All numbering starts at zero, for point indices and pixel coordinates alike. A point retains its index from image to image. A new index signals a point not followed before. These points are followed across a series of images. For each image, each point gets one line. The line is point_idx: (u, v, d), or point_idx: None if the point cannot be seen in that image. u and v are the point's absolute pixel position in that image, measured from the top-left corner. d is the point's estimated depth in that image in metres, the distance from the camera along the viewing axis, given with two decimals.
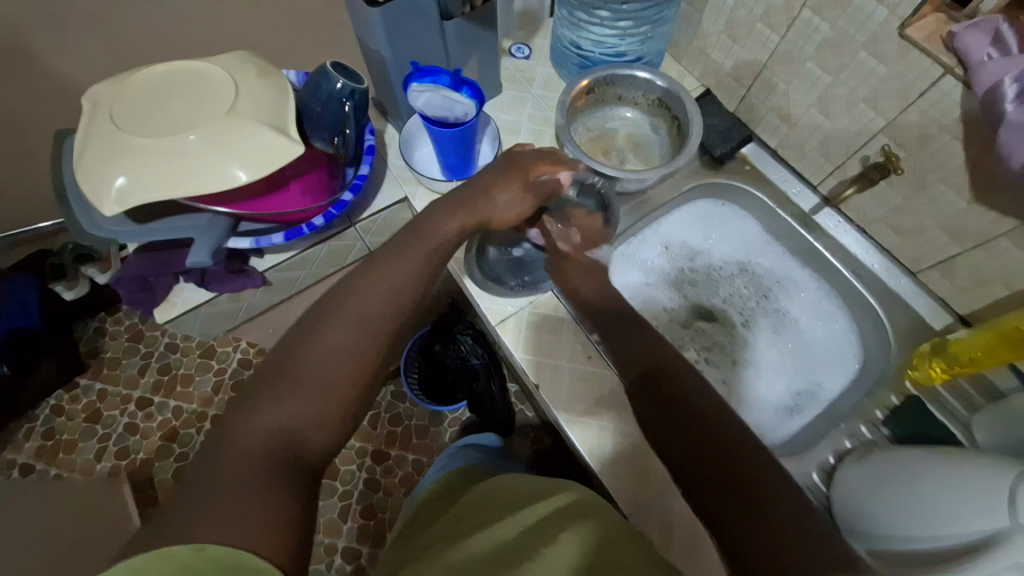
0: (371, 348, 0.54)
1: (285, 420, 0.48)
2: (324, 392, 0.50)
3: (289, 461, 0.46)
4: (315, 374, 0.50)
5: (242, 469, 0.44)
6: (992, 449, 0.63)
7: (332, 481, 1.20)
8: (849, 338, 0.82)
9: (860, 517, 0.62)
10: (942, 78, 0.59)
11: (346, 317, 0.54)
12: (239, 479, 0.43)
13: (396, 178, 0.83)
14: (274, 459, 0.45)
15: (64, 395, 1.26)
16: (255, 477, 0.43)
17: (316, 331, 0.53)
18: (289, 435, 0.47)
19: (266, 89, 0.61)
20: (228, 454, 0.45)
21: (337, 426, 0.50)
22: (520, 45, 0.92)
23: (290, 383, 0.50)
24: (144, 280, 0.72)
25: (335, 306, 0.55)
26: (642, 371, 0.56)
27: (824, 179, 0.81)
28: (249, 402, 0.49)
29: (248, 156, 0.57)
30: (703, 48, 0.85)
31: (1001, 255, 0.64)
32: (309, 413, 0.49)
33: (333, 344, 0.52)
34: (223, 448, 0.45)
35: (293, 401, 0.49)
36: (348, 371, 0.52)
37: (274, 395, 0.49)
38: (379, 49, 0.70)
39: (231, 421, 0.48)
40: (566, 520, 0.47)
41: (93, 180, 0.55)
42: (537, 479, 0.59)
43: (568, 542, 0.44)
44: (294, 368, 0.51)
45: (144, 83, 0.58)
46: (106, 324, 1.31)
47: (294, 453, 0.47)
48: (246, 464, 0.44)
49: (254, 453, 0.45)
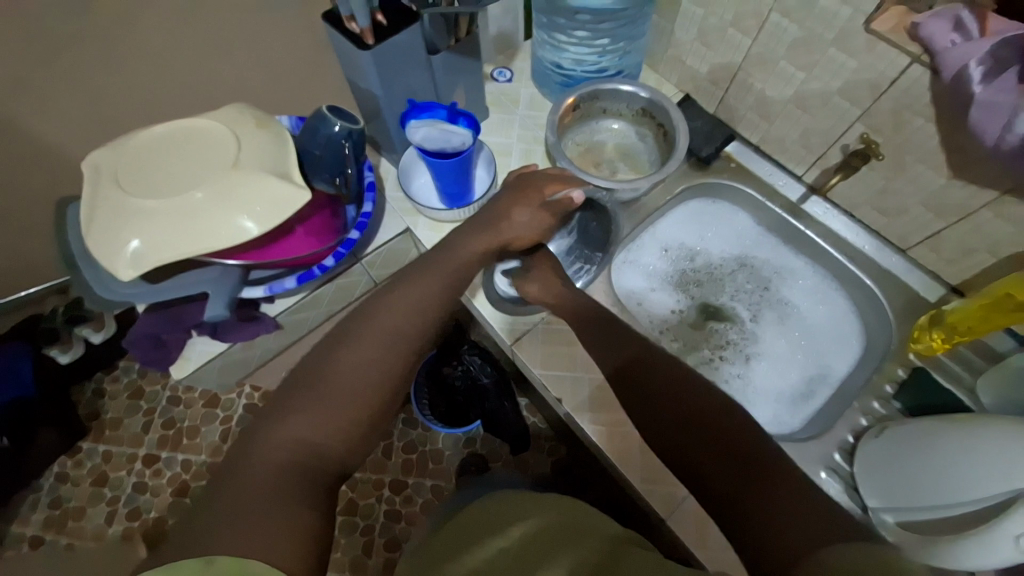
0: (394, 365, 0.55)
1: (308, 433, 0.48)
2: (346, 406, 0.51)
3: (308, 473, 0.47)
4: (338, 389, 0.51)
5: (263, 480, 0.44)
6: (999, 409, 0.65)
7: (352, 517, 1.19)
8: (849, 318, 0.85)
9: (889, 488, 0.63)
10: (910, 66, 0.62)
11: (370, 337, 0.55)
12: (260, 489, 0.44)
13: (397, 210, 0.85)
14: (296, 469, 0.46)
15: (68, 461, 1.23)
16: (275, 487, 0.44)
17: (338, 349, 0.54)
18: (309, 447, 0.48)
19: (267, 139, 0.62)
20: (251, 465, 0.46)
21: (357, 441, 0.51)
22: (501, 69, 0.95)
23: (312, 397, 0.51)
24: (156, 339, 0.72)
25: (357, 326, 0.57)
26: (616, 366, 0.64)
27: (808, 169, 0.84)
28: (272, 415, 0.50)
29: (257, 206, 0.58)
30: (678, 56, 0.88)
31: (984, 225, 0.67)
32: (331, 427, 0.50)
33: (356, 361, 0.54)
34: (246, 460, 0.46)
35: (316, 414, 0.50)
36: (369, 388, 0.52)
37: (296, 408, 0.50)
38: (371, 89, 0.72)
39: (255, 433, 0.49)
40: (555, 545, 0.51)
41: (106, 246, 0.56)
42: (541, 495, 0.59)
43: (560, 563, 0.48)
44: (318, 383, 0.52)
45: (146, 146, 0.59)
46: (104, 383, 1.29)
47: (314, 466, 0.47)
48: (266, 475, 0.45)
49: (275, 463, 0.46)
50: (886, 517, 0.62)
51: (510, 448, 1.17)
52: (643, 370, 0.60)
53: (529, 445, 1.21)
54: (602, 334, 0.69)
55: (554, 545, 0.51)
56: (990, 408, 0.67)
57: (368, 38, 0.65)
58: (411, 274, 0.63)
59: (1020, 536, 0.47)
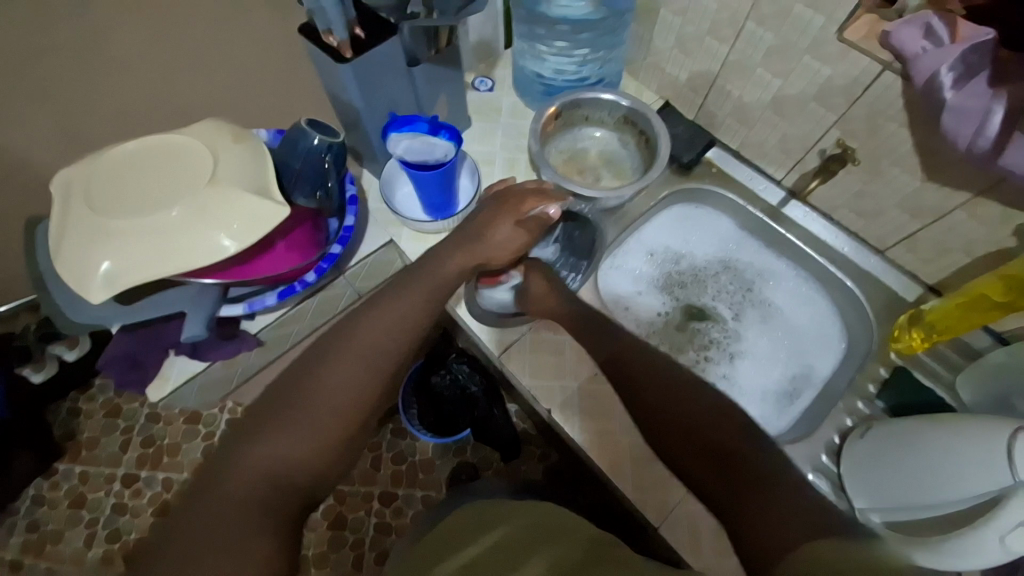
0: (371, 388, 0.54)
1: (279, 459, 0.48)
2: (319, 431, 0.50)
3: (276, 502, 0.46)
4: (311, 413, 0.50)
5: (230, 509, 0.44)
6: (979, 406, 0.67)
7: (342, 532, 1.16)
8: (831, 320, 0.86)
9: (873, 489, 0.64)
10: (883, 73, 0.64)
11: (346, 358, 0.54)
12: (227, 520, 0.43)
13: (380, 222, 0.85)
14: (264, 498, 0.45)
15: (43, 483, 1.18)
16: (242, 518, 0.43)
17: (315, 371, 0.53)
18: (279, 474, 0.47)
19: (244, 154, 0.61)
20: (217, 493, 0.45)
21: (330, 466, 0.50)
22: (483, 77, 0.95)
23: (286, 421, 0.50)
24: (133, 358, 0.71)
25: (334, 346, 0.56)
26: (607, 355, 0.64)
27: (787, 174, 0.86)
28: (243, 439, 0.49)
29: (235, 224, 0.57)
30: (657, 64, 0.89)
31: (958, 226, 0.69)
32: (303, 453, 0.49)
33: (332, 383, 0.53)
34: (214, 487, 0.46)
35: (288, 439, 0.49)
36: (345, 411, 0.52)
37: (268, 432, 0.49)
38: (351, 100, 0.71)
39: (225, 458, 0.48)
40: (541, 541, 0.51)
41: (77, 267, 0.54)
42: (514, 505, 0.59)
43: (541, 558, 0.49)
44: (292, 407, 0.51)
45: (117, 163, 0.57)
46: (80, 403, 1.25)
47: (283, 493, 0.47)
48: (233, 504, 0.44)
49: (243, 492, 0.45)
50: (873, 516, 0.63)
51: (502, 455, 1.16)
52: (638, 381, 0.59)
53: (521, 453, 1.21)
54: (589, 335, 0.68)
55: (535, 540, 0.51)
56: (970, 407, 0.69)
57: (346, 52, 0.64)
58: (396, 288, 0.63)
59: (1005, 535, 0.47)
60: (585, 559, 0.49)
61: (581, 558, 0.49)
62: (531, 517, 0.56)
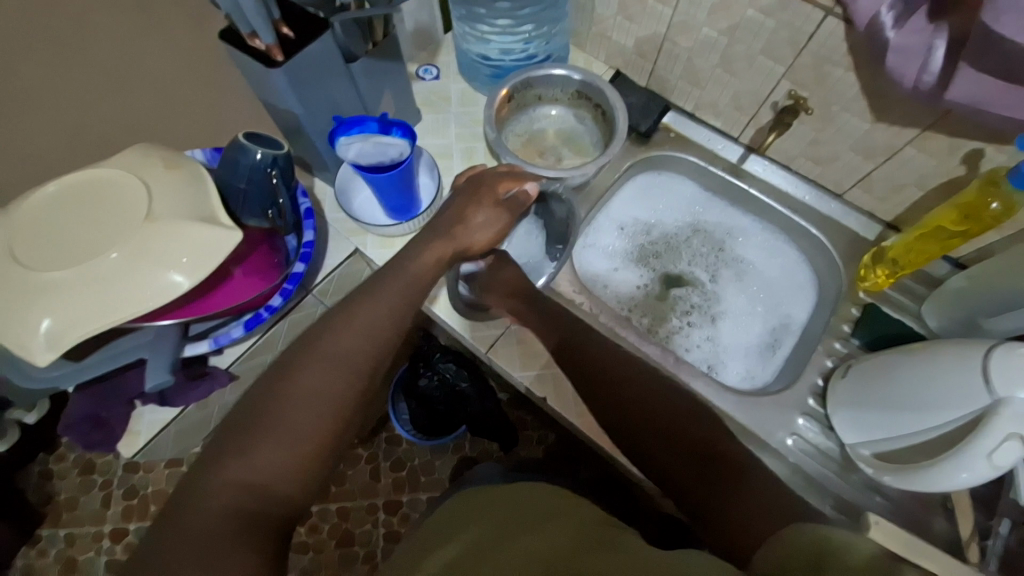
0: (350, 390, 0.52)
1: (254, 474, 0.45)
2: (298, 441, 0.48)
3: (255, 518, 0.44)
4: (287, 423, 0.48)
5: (208, 526, 0.42)
6: (948, 331, 0.71)
7: (351, 548, 1.14)
8: (801, 266, 0.89)
9: (859, 420, 0.66)
10: (825, 19, 0.64)
11: (320, 364, 0.52)
12: (202, 541, 0.41)
13: (340, 232, 0.81)
14: (242, 514, 0.43)
15: (30, 552, 1.11)
16: (218, 535, 0.41)
17: (286, 380, 0.51)
18: (256, 489, 0.45)
19: (179, 183, 0.55)
20: (191, 514, 0.42)
21: (311, 477, 0.48)
22: (426, 66, 0.91)
23: (259, 434, 0.47)
24: (96, 419, 0.68)
25: (308, 351, 0.53)
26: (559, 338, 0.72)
27: (743, 130, 0.86)
28: (214, 458, 0.46)
29: (185, 258, 0.52)
30: (603, 32, 0.87)
31: (910, 162, 0.71)
32: (279, 464, 0.47)
33: (308, 392, 0.50)
34: (189, 507, 0.43)
35: (265, 452, 0.46)
36: (323, 417, 0.50)
37: (241, 449, 0.46)
38: (290, 108, 0.67)
39: (196, 480, 0.45)
40: (530, 525, 0.51)
41: (8, 330, 0.49)
42: (499, 487, 0.60)
43: (522, 545, 0.48)
44: (265, 417, 0.48)
45: (40, 211, 0.52)
46: (50, 464, 1.17)
47: (261, 508, 0.44)
48: (208, 523, 0.42)
49: (218, 509, 0.43)
50: (863, 451, 0.66)
51: (500, 446, 1.16)
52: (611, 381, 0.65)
53: (518, 439, 1.21)
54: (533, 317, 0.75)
55: (525, 526, 0.51)
56: (938, 331, 0.73)
57: (277, 55, 0.60)
58: (362, 293, 0.59)
59: (992, 453, 0.50)
60: (579, 536, 0.49)
61: (577, 542, 0.48)
62: (508, 506, 0.55)
